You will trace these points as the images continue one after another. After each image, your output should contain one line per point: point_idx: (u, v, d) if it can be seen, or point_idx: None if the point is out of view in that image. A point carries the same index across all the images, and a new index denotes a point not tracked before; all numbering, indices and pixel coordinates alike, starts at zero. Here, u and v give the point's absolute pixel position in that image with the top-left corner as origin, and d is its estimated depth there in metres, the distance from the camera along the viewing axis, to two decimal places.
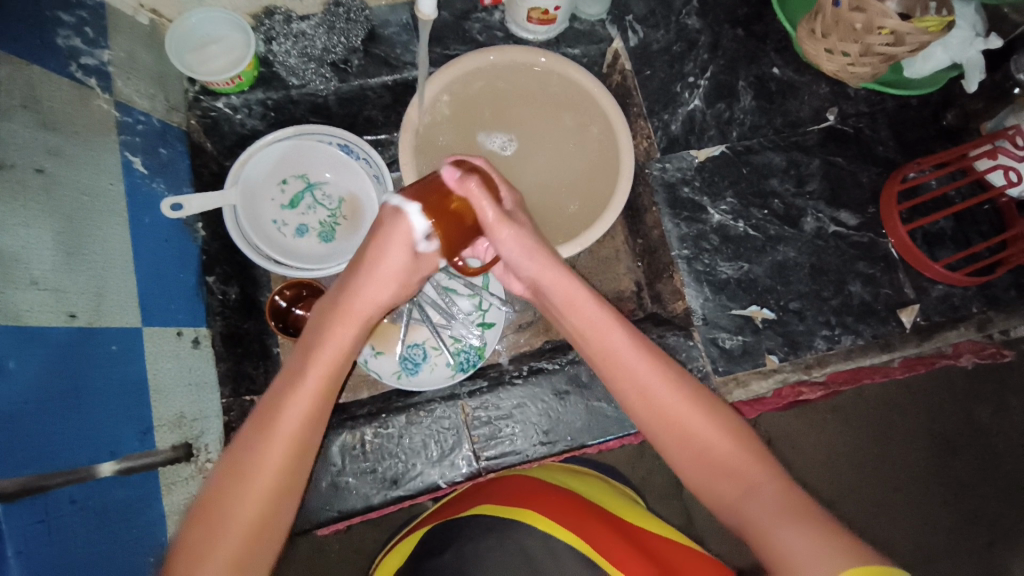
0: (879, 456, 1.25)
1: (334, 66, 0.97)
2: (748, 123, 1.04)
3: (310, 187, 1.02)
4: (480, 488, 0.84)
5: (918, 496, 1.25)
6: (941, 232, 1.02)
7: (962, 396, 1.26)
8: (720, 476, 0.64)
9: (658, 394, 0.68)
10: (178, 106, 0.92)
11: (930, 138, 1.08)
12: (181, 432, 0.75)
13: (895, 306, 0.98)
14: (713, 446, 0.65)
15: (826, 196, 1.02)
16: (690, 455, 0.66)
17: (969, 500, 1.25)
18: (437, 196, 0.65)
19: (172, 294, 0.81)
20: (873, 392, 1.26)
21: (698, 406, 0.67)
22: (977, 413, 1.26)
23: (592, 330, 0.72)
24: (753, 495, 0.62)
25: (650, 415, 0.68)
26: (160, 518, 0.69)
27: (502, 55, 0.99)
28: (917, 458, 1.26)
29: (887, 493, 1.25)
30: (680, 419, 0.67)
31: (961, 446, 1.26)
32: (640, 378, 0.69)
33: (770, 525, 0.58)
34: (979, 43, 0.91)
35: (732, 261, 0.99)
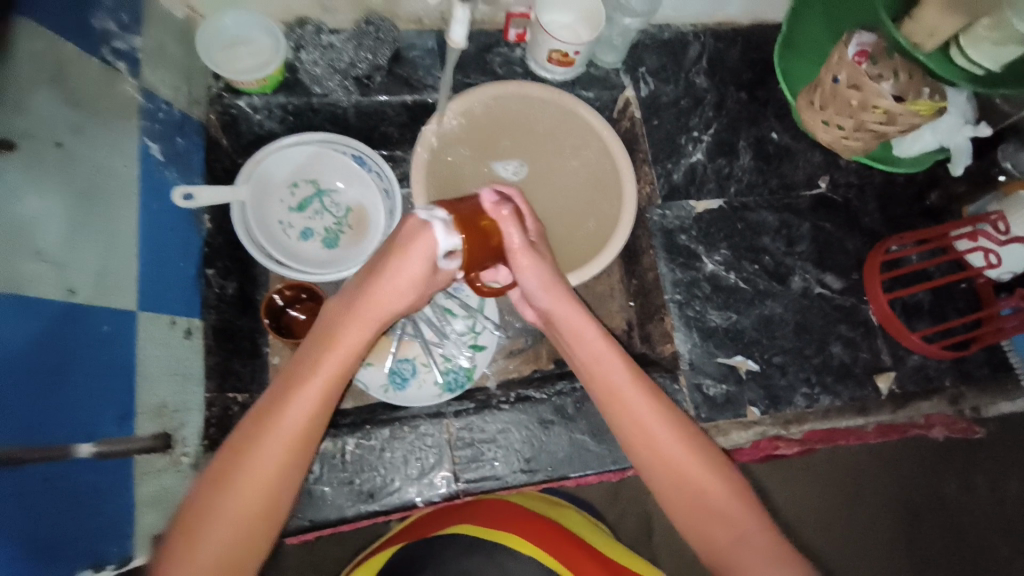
0: (847, 519, 1.27)
1: (357, 80, 1.00)
2: (746, 181, 1.10)
3: (320, 193, 1.04)
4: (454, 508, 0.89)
5: (882, 564, 1.26)
6: (919, 304, 1.06)
7: (931, 469, 1.29)
8: (714, 521, 0.67)
9: (656, 435, 0.71)
10: (199, 100, 0.93)
11: (914, 215, 1.14)
12: (161, 422, 0.74)
13: (872, 371, 1.01)
14: (709, 491, 0.68)
15: (814, 258, 1.07)
16: (685, 498, 0.69)
17: (933, 573, 1.26)
18: (470, 214, 0.66)
19: (172, 281, 0.81)
20: (846, 455, 1.29)
21: (696, 450, 0.70)
22: (944, 487, 1.28)
23: (594, 365, 0.75)
24: (746, 541, 0.65)
25: (646, 455, 0.71)
26: (129, 508, 0.68)
27: (522, 89, 1.02)
28: (884, 525, 1.27)
29: (852, 558, 1.26)
30: (677, 461, 0.70)
31: (927, 518, 1.28)
32: (643, 421, 0.71)
33: (762, 574, 0.62)
34: (967, 129, 0.96)
35: (721, 310, 1.02)
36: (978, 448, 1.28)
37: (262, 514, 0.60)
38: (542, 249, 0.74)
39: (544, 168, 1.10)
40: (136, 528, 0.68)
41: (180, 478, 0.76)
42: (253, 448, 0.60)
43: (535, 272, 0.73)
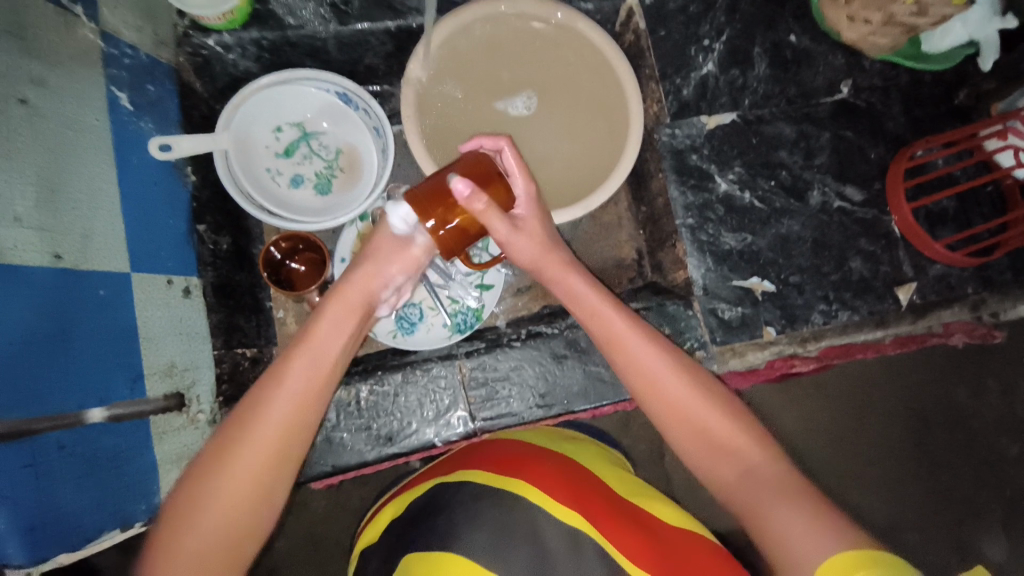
0: (858, 429, 1.29)
1: (334, 6, 0.91)
2: (761, 92, 1.02)
3: (306, 136, 0.98)
4: (468, 454, 0.80)
5: (894, 471, 1.29)
6: (943, 212, 1.02)
7: (943, 375, 1.30)
8: (721, 458, 0.66)
9: (666, 382, 0.70)
10: (166, 40, 0.86)
11: (941, 117, 1.06)
12: (172, 382, 0.74)
13: (893, 283, 0.98)
14: (715, 427, 0.67)
15: (834, 170, 1.01)
16: (691, 434, 0.68)
17: (944, 476, 1.29)
18: (444, 206, 0.65)
19: (162, 240, 0.77)
20: (855, 370, 1.30)
21: (702, 390, 0.69)
22: (955, 394, 1.30)
23: (593, 318, 0.75)
24: (754, 473, 0.63)
25: (651, 396, 0.71)
26: (152, 466, 0.69)
27: (513, 5, 0.94)
28: (895, 433, 1.30)
29: (863, 466, 1.29)
30: (680, 400, 0.69)
31: (937, 424, 1.30)
32: (646, 365, 0.71)
33: (769, 506, 0.59)
34: (997, 22, 0.92)
35: (736, 232, 0.98)
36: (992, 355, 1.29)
37: (258, 501, 0.58)
38: (527, 219, 0.75)
39: (550, 92, 1.03)
40: (160, 485, 0.70)
41: (199, 434, 0.77)
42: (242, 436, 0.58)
43: (527, 242, 0.74)
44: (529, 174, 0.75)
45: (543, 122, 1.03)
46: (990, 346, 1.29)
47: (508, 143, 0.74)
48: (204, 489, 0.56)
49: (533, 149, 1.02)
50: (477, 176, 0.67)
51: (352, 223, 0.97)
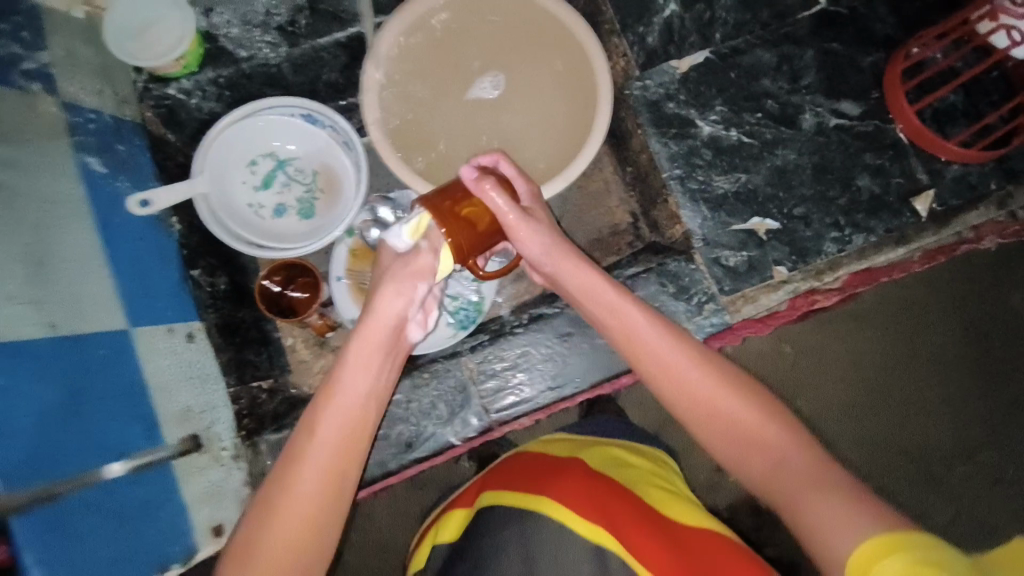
0: (911, 351, 1.20)
1: (281, 29, 0.92)
2: (732, 22, 0.96)
3: (281, 164, 0.98)
4: (495, 477, 0.76)
5: (961, 389, 1.20)
6: (951, 109, 0.95)
7: (997, 281, 1.21)
8: (749, 449, 0.60)
9: (703, 378, 0.63)
10: (127, 98, 0.88)
11: (932, 9, 0.98)
12: (189, 425, 0.77)
13: (907, 195, 0.91)
14: (748, 422, 0.60)
15: (824, 88, 0.94)
16: (723, 433, 0.61)
17: (1014, 385, 1.21)
18: (451, 201, 0.63)
19: (156, 292, 0.80)
20: (898, 291, 1.22)
21: (732, 386, 0.62)
22: (1009, 298, 1.21)
23: (608, 311, 0.69)
24: (791, 467, 0.57)
25: (678, 399, 0.63)
26: (182, 508, 0.72)
27: None
28: (952, 350, 1.21)
29: (925, 390, 1.20)
30: (707, 396, 0.62)
31: (995, 332, 1.21)
32: (664, 355, 0.65)
33: (792, 494, 0.55)
34: None
35: (727, 173, 0.93)
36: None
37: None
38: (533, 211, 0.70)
39: (517, 63, 0.97)
40: (193, 524, 0.73)
41: (226, 471, 0.80)
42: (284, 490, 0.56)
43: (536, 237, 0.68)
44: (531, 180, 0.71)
45: (518, 97, 0.97)
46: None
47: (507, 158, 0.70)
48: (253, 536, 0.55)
49: (510, 130, 0.97)
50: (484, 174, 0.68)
51: (341, 241, 0.97)
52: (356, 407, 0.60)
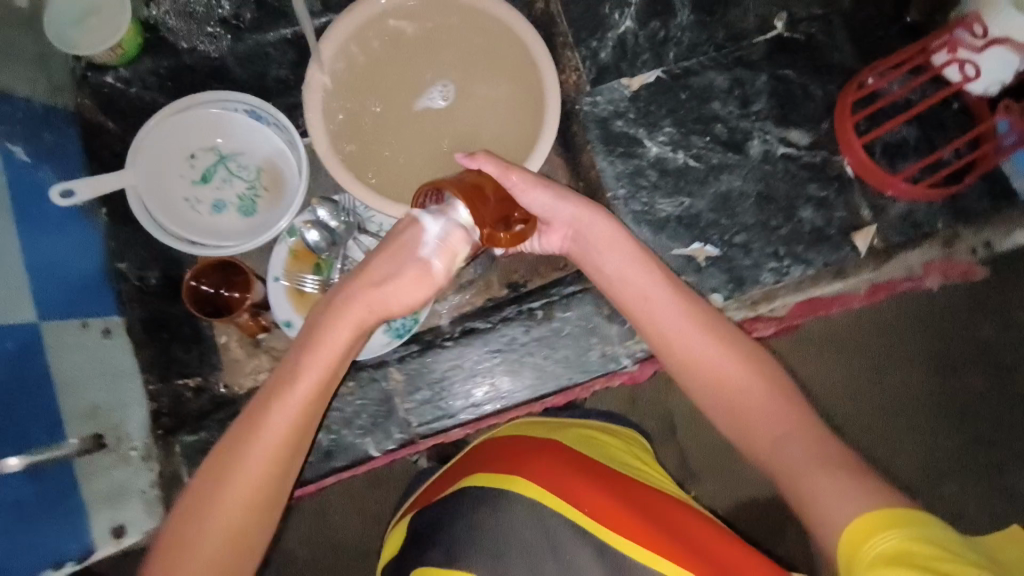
0: (881, 376, 1.21)
1: (225, 22, 0.91)
2: (686, 42, 0.95)
3: (222, 159, 0.96)
4: (471, 455, 0.79)
5: (931, 417, 1.20)
6: (902, 142, 0.94)
7: (967, 314, 1.21)
8: (757, 422, 0.65)
9: (713, 354, 0.68)
10: (63, 85, 0.86)
11: (891, 40, 0.97)
12: (96, 423, 0.77)
13: (848, 229, 0.91)
14: (752, 395, 0.66)
15: (774, 115, 0.94)
16: (728, 401, 0.67)
17: (982, 418, 1.20)
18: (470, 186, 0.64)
19: (72, 285, 0.79)
20: (873, 315, 1.21)
21: (745, 358, 0.67)
22: (983, 330, 1.21)
23: (627, 287, 0.72)
24: (787, 444, 0.62)
25: (691, 368, 0.69)
26: (81, 506, 0.73)
27: None
28: (921, 376, 1.21)
29: (894, 416, 1.20)
30: (714, 366, 0.67)
31: (965, 363, 1.21)
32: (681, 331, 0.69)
33: (804, 474, 0.60)
34: None
35: (671, 196, 0.92)
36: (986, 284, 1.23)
37: (253, 512, 0.61)
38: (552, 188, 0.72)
39: (469, 72, 0.95)
40: (93, 522, 0.74)
41: (134, 470, 0.80)
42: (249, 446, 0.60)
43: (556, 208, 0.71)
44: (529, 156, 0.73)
45: (467, 106, 0.95)
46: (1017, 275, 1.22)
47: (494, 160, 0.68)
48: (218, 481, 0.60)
49: (458, 137, 0.94)
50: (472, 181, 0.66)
51: (281, 240, 0.93)
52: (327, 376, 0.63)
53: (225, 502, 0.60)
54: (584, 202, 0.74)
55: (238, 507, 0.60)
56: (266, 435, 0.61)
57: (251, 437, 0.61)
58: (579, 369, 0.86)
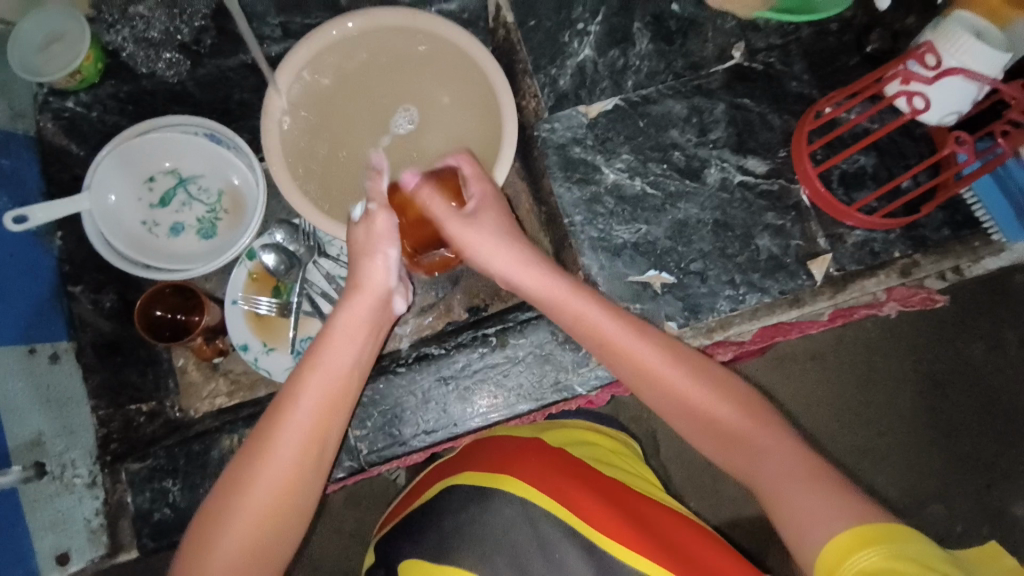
0: (865, 397, 1.25)
1: (184, 48, 0.91)
2: (645, 70, 0.96)
3: (182, 182, 0.97)
4: (459, 456, 0.81)
5: (916, 439, 1.24)
6: (860, 171, 0.93)
7: (953, 334, 1.25)
8: (729, 445, 0.66)
9: (670, 376, 0.70)
10: (24, 111, 0.88)
11: (850, 69, 0.98)
12: (40, 450, 0.76)
13: (805, 257, 0.91)
14: (723, 415, 0.67)
15: (732, 143, 0.94)
16: (701, 426, 0.68)
17: (968, 440, 1.24)
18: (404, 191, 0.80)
19: (24, 308, 0.80)
20: (857, 333, 1.26)
21: (705, 379, 0.69)
22: (971, 351, 1.25)
23: (580, 320, 0.73)
24: (767, 460, 0.63)
25: (658, 395, 0.70)
26: (25, 534, 0.72)
27: (367, 18, 0.90)
28: (907, 397, 1.25)
29: (879, 437, 1.25)
30: (675, 390, 0.69)
31: (951, 386, 1.25)
32: (640, 360, 0.71)
33: (785, 491, 0.60)
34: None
35: (628, 223, 0.92)
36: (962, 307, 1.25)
37: (284, 500, 0.65)
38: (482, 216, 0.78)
39: (427, 99, 0.97)
40: (36, 550, 0.73)
41: (78, 498, 0.79)
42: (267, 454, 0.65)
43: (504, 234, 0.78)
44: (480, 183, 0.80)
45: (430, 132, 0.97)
46: (1007, 296, 1.25)
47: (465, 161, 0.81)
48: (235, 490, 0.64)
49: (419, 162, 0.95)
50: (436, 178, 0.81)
51: (240, 262, 0.94)
52: (335, 375, 0.70)
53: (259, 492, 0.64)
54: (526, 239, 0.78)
55: (272, 495, 0.65)
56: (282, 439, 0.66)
57: (272, 437, 0.66)
58: (532, 398, 0.86)
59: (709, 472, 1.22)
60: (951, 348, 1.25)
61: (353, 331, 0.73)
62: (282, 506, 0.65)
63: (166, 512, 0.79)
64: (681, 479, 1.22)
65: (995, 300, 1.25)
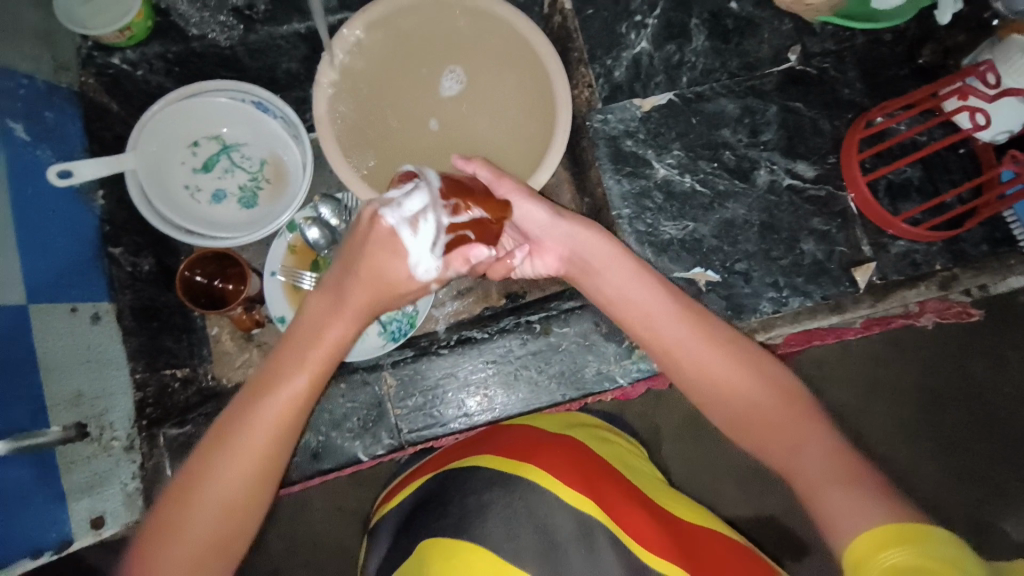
0: (870, 408, 1.27)
1: (237, 12, 0.89)
2: (700, 67, 0.95)
3: (226, 149, 0.96)
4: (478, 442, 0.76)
5: (917, 452, 1.26)
6: (906, 182, 0.94)
7: (959, 351, 1.27)
8: (766, 432, 0.62)
9: (708, 355, 0.67)
10: (68, 64, 0.84)
11: (901, 79, 0.98)
12: (79, 412, 0.74)
13: (849, 264, 0.92)
14: (767, 404, 0.63)
15: (782, 146, 0.94)
16: (741, 413, 0.64)
17: (964, 457, 1.26)
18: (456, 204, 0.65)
19: (63, 267, 0.77)
20: (863, 347, 1.28)
21: (754, 369, 0.66)
22: (972, 369, 1.27)
23: (628, 295, 0.73)
24: (806, 451, 0.59)
25: (698, 377, 0.67)
26: (60, 497, 0.70)
27: None
28: (909, 410, 1.27)
29: (885, 448, 1.27)
30: (713, 367, 0.67)
31: (951, 402, 1.27)
32: (682, 331, 0.69)
33: (819, 482, 0.56)
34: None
35: (676, 220, 0.92)
36: (975, 324, 1.27)
37: (270, 460, 0.60)
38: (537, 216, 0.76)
39: (480, 81, 0.97)
40: (71, 514, 0.72)
41: (115, 461, 0.78)
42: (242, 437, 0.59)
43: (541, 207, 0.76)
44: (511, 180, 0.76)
45: (474, 105, 0.97)
46: (1012, 318, 1.25)
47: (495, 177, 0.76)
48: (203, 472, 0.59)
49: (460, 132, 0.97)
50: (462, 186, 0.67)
51: (280, 234, 0.93)
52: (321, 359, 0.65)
53: (246, 445, 0.59)
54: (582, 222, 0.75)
55: (258, 455, 0.60)
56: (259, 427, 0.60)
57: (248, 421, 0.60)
58: (573, 386, 0.86)
59: (711, 474, 1.23)
60: (958, 366, 1.27)
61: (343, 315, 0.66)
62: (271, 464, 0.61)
63: None
64: (686, 478, 1.23)
65: (1005, 321, 1.26)
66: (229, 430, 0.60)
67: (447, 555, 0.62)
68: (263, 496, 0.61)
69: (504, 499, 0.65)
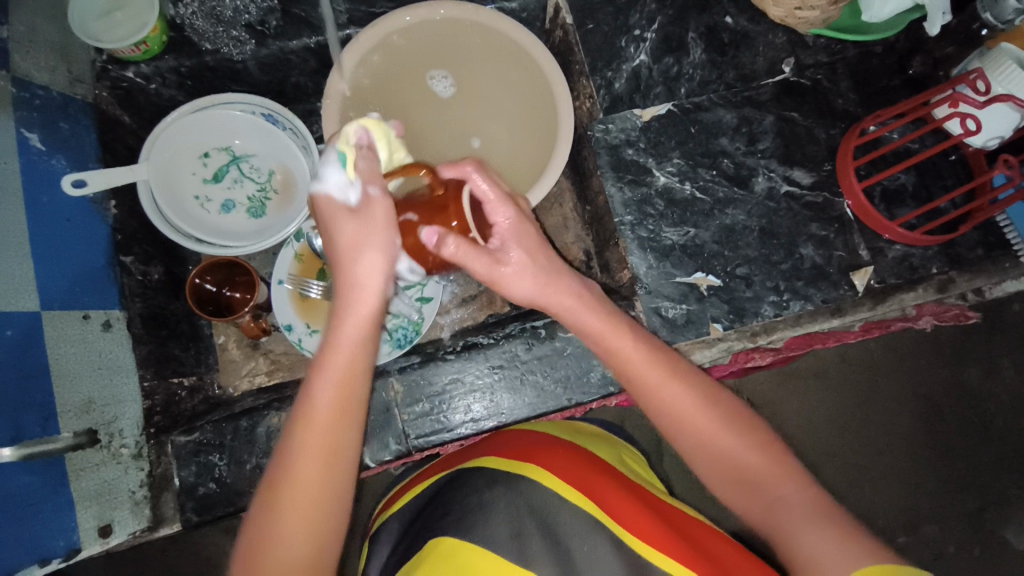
0: (870, 416, 1.27)
1: (250, 27, 0.91)
2: (698, 79, 0.98)
3: (235, 160, 0.99)
4: (483, 446, 0.78)
5: (916, 459, 1.27)
6: (901, 189, 0.96)
7: (953, 358, 1.29)
8: (747, 490, 0.64)
9: (690, 417, 0.68)
10: (82, 77, 0.86)
11: (892, 90, 1.00)
12: (90, 418, 0.75)
13: (847, 268, 0.93)
14: (746, 460, 0.65)
15: (779, 154, 0.97)
16: (720, 470, 0.66)
17: (962, 463, 1.27)
18: (413, 238, 0.65)
19: (76, 275, 0.78)
20: (858, 355, 1.29)
21: (731, 426, 0.67)
22: (968, 375, 1.28)
23: (613, 355, 0.70)
24: (784, 507, 0.62)
25: (680, 434, 0.68)
26: (67, 504, 0.71)
27: (455, 9, 0.92)
28: (906, 417, 1.28)
29: (886, 455, 1.27)
30: (696, 426, 0.67)
31: (948, 409, 1.28)
32: (664, 397, 0.68)
33: (802, 535, 0.59)
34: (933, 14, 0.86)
35: (677, 226, 0.94)
36: (970, 330, 1.29)
37: (329, 486, 0.59)
38: (515, 252, 0.69)
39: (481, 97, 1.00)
40: (79, 522, 0.72)
41: (123, 469, 0.78)
42: (286, 483, 0.58)
43: (526, 282, 0.69)
44: (508, 202, 0.69)
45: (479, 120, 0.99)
46: (1003, 325, 1.28)
47: (474, 171, 0.66)
48: (263, 525, 0.58)
49: (453, 135, 0.98)
50: (431, 212, 0.65)
51: (288, 242, 0.95)
52: (342, 375, 0.62)
53: (297, 484, 0.58)
54: (546, 278, 0.70)
55: (312, 494, 0.58)
56: (301, 468, 0.59)
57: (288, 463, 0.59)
58: (578, 390, 0.86)
59: None
60: (953, 372, 1.28)
61: (359, 328, 0.64)
62: (329, 494, 0.60)
63: (212, 487, 0.79)
64: (685, 486, 1.23)
65: (997, 328, 1.29)
66: (274, 476, 0.59)
67: (448, 553, 0.61)
68: (333, 538, 0.60)
69: (507, 498, 0.65)
